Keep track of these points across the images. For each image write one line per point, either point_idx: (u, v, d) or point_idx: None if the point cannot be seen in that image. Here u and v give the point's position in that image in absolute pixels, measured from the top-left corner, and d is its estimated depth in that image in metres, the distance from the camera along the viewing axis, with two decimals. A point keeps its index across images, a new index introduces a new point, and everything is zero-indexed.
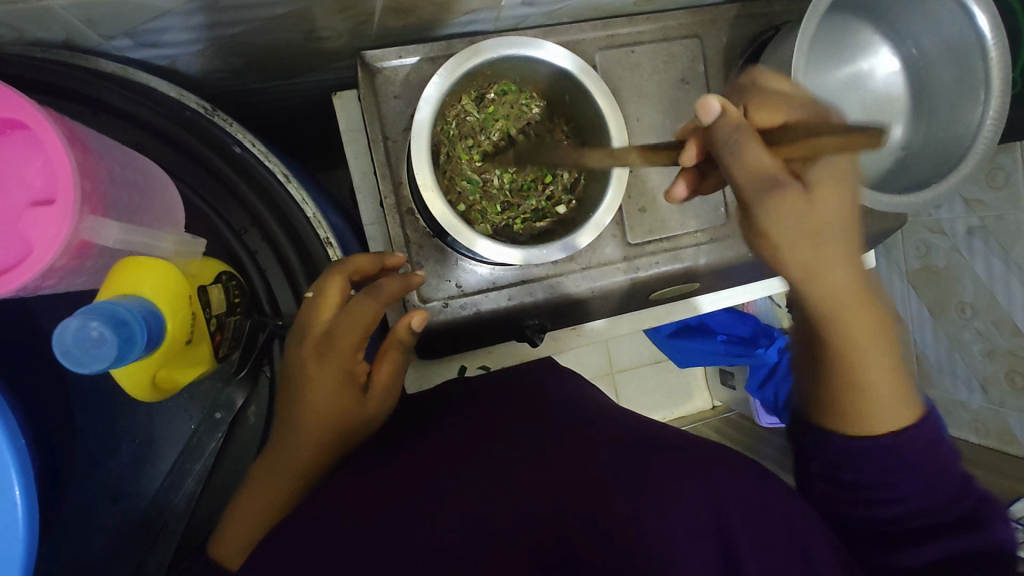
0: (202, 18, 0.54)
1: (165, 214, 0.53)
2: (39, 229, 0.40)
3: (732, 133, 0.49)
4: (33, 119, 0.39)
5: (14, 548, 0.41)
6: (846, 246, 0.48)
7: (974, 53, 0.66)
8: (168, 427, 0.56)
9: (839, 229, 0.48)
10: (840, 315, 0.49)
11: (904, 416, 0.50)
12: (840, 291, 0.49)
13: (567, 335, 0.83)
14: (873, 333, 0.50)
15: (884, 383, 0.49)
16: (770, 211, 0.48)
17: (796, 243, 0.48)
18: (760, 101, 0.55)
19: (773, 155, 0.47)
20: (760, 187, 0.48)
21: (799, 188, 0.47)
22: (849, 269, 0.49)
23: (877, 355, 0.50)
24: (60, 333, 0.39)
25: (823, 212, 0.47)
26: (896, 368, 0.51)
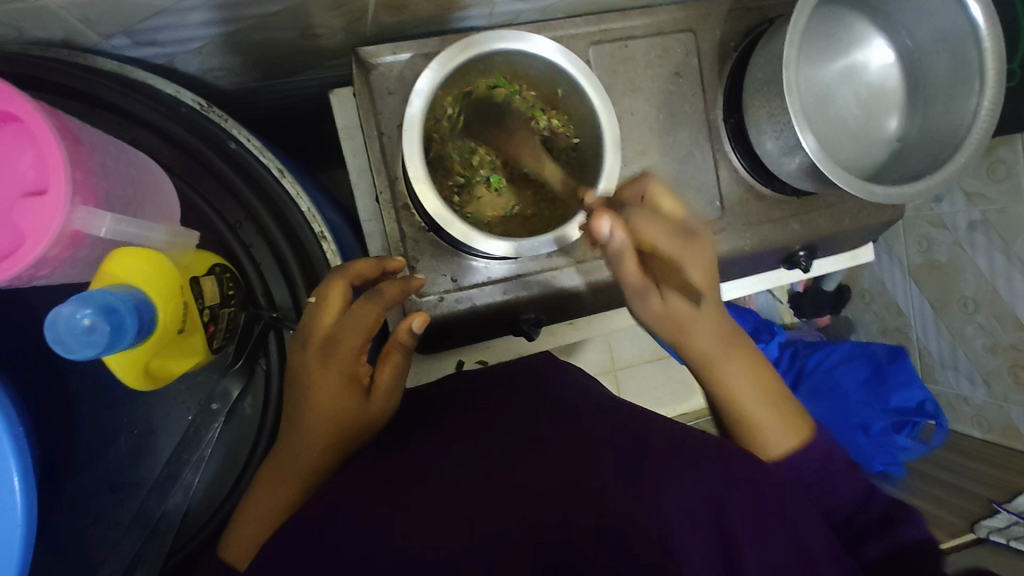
0: (197, 16, 0.54)
1: (160, 207, 0.54)
2: (32, 219, 0.41)
3: (613, 256, 0.56)
4: (26, 111, 0.40)
5: (13, 535, 0.42)
6: (708, 325, 0.59)
7: (969, 42, 0.66)
8: (166, 418, 0.57)
9: (703, 314, 0.59)
10: (719, 373, 0.59)
11: (795, 435, 0.58)
12: (706, 352, 0.59)
13: (564, 329, 0.84)
14: (738, 375, 0.59)
15: (766, 413, 0.58)
16: (648, 313, 0.59)
17: (662, 326, 0.59)
18: (638, 214, 0.57)
19: (642, 272, 0.57)
20: (633, 294, 0.58)
21: (659, 296, 0.58)
22: (707, 329, 0.59)
23: (753, 392, 0.59)
24: (52, 321, 0.40)
25: (677, 309, 0.58)
26: (778, 396, 0.59)
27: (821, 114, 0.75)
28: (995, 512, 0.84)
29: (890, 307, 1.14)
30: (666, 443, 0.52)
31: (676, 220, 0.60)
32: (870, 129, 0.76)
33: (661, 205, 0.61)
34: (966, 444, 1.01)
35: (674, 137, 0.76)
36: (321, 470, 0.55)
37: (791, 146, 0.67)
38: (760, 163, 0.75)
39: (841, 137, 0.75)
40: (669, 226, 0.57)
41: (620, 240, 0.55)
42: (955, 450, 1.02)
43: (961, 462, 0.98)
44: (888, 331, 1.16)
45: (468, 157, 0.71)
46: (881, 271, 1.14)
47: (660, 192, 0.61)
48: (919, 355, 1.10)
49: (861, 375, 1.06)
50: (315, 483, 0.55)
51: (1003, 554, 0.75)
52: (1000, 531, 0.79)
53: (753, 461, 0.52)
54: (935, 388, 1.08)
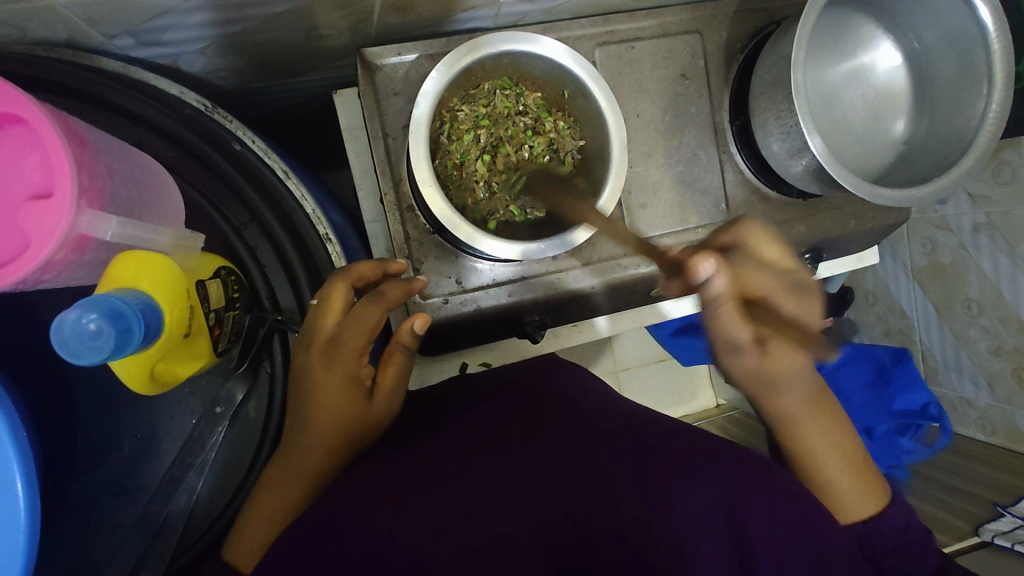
0: (201, 17, 0.54)
1: (165, 208, 0.53)
2: (37, 222, 0.40)
3: (706, 298, 0.57)
4: (31, 114, 0.40)
5: (16, 539, 0.41)
6: (795, 385, 0.59)
7: (977, 44, 0.65)
8: (169, 421, 0.57)
9: (793, 374, 0.60)
10: (799, 431, 0.59)
11: (875, 504, 0.56)
12: (791, 410, 0.59)
13: (569, 332, 0.83)
14: (823, 438, 0.58)
15: (846, 477, 0.57)
16: (739, 366, 0.61)
17: (750, 380, 0.61)
18: (742, 263, 0.63)
19: (744, 325, 0.59)
20: (729, 346, 0.60)
21: (756, 353, 0.59)
22: (794, 388, 0.59)
23: (839, 459, 0.57)
24: (58, 326, 0.40)
25: (774, 366, 0.59)
26: (860, 465, 0.58)
27: (828, 116, 0.75)
28: (999, 514, 0.84)
29: (893, 310, 1.14)
30: (674, 447, 0.51)
31: (786, 272, 0.64)
32: (876, 131, 0.75)
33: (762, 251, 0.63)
34: (969, 447, 1.01)
35: (680, 139, 0.75)
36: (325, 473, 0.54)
37: (798, 148, 0.67)
38: (765, 165, 0.74)
39: (847, 139, 0.75)
40: (780, 276, 0.63)
41: (720, 286, 0.56)
42: (958, 453, 1.02)
43: (965, 466, 0.98)
44: (892, 333, 1.15)
45: (464, 166, 0.69)
46: (885, 273, 1.14)
47: (760, 239, 0.63)
48: (923, 358, 1.09)
49: (863, 377, 1.06)
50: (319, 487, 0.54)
51: (1007, 558, 0.75)
52: (1005, 534, 0.79)
53: (762, 464, 0.51)
54: (938, 391, 1.08)
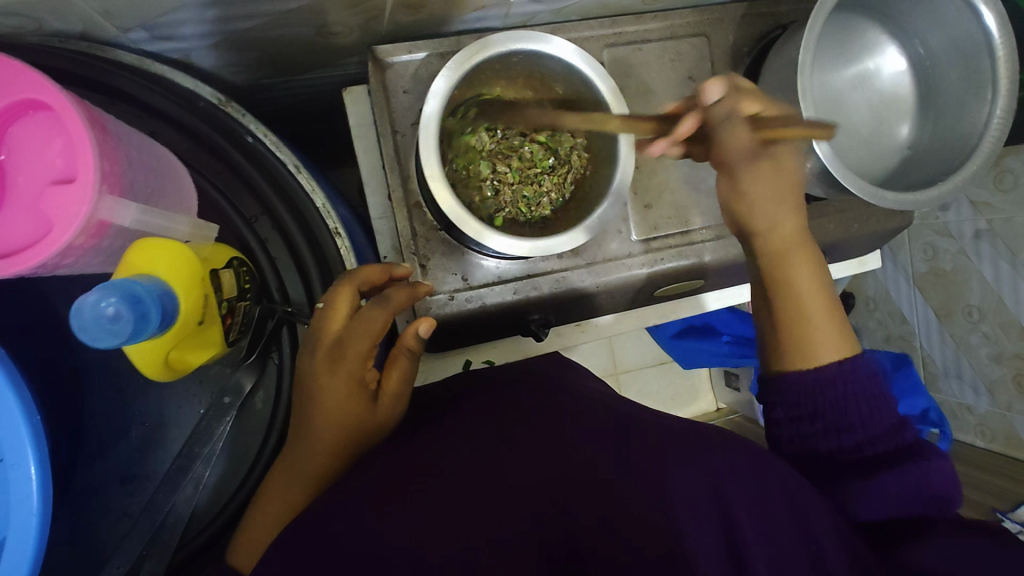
0: (215, 12, 0.55)
1: (180, 198, 0.54)
2: (57, 207, 0.41)
3: (721, 118, 0.62)
4: (57, 101, 0.41)
5: (28, 522, 0.42)
6: (790, 211, 0.63)
7: (981, 51, 0.66)
8: (177, 411, 0.57)
9: (786, 194, 0.63)
10: (787, 254, 0.62)
11: (844, 348, 0.60)
12: (785, 236, 0.63)
13: (572, 331, 0.84)
14: (808, 274, 0.62)
15: (824, 316, 0.61)
16: (752, 175, 0.62)
17: (759, 198, 0.63)
18: (745, 88, 0.63)
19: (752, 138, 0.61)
20: (739, 160, 0.63)
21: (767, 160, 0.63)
22: (792, 216, 0.63)
23: (815, 295, 0.61)
24: (78, 309, 0.41)
25: (778, 176, 0.63)
26: (836, 313, 0.61)
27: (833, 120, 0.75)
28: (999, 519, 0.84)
29: (894, 316, 1.14)
30: (678, 443, 0.52)
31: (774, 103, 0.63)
32: (880, 136, 0.76)
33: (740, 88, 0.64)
34: (968, 454, 1.01)
35: None
36: (327, 475, 0.54)
37: None
38: None
39: (852, 143, 0.76)
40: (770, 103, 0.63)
41: (720, 94, 0.62)
42: (958, 459, 1.02)
43: (965, 472, 0.98)
44: (892, 339, 1.16)
45: (467, 164, 0.71)
46: (886, 279, 1.14)
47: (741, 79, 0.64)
48: (923, 364, 1.10)
49: None
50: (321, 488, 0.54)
51: None
52: None
53: (770, 466, 0.51)
54: (938, 397, 1.08)
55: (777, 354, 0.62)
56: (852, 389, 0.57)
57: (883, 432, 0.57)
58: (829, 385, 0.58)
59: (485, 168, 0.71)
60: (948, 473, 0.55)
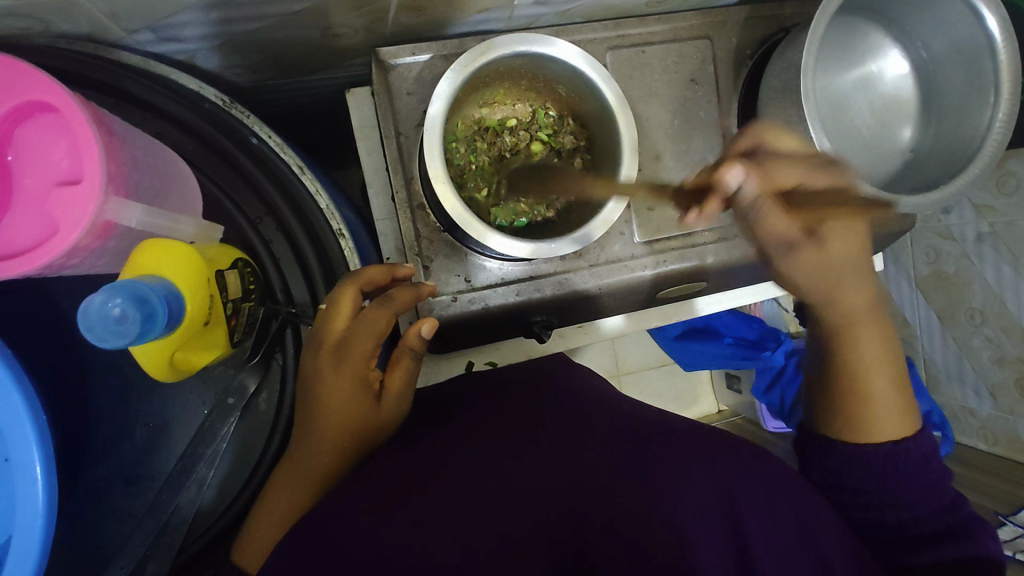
0: (220, 13, 0.55)
1: (184, 200, 0.54)
2: (63, 208, 0.41)
3: (748, 204, 0.61)
4: (64, 103, 0.41)
5: (34, 522, 0.42)
6: (856, 279, 0.61)
7: (984, 55, 0.66)
8: (181, 411, 0.58)
9: (851, 262, 0.61)
10: (854, 324, 0.60)
11: (904, 429, 0.57)
12: (851, 311, 0.60)
13: (575, 333, 0.83)
14: (872, 349, 0.59)
15: (889, 401, 0.57)
16: (795, 266, 0.61)
17: (812, 283, 0.60)
18: (775, 162, 0.62)
19: (790, 220, 0.61)
20: (781, 252, 0.61)
21: (812, 245, 0.60)
22: (857, 294, 0.61)
23: (879, 374, 0.58)
24: (84, 310, 0.41)
25: (835, 257, 0.60)
26: (898, 388, 0.58)
27: (836, 123, 0.76)
28: (1000, 523, 0.85)
29: (895, 318, 1.14)
30: (680, 445, 0.52)
31: (809, 155, 0.63)
32: (883, 139, 0.76)
33: (775, 144, 0.64)
34: (971, 457, 1.01)
35: (689, 142, 0.76)
36: (333, 473, 0.54)
37: None
38: None
39: (855, 146, 0.76)
40: (810, 161, 0.63)
41: (752, 189, 0.60)
42: (960, 462, 1.02)
43: (968, 475, 0.98)
44: None
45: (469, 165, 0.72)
46: (888, 281, 1.14)
47: (772, 133, 0.64)
48: (924, 366, 1.09)
49: None
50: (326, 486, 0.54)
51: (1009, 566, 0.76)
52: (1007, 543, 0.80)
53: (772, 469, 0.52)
54: (940, 400, 1.08)
55: (825, 430, 0.59)
56: (905, 463, 0.56)
57: (930, 509, 0.55)
58: (880, 460, 0.56)
59: (487, 168, 0.72)
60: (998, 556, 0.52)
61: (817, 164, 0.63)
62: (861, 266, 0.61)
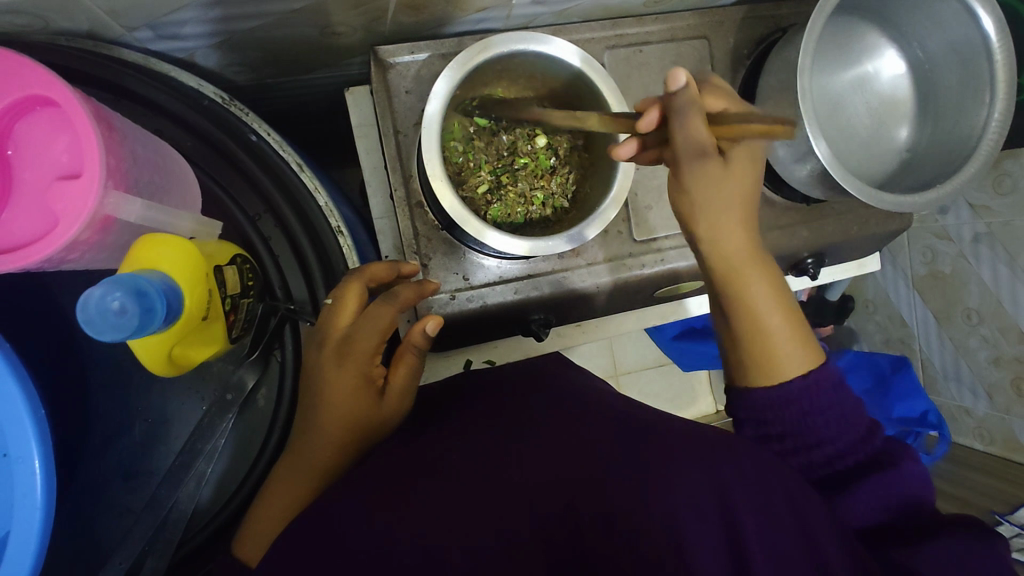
0: (220, 11, 0.55)
1: (184, 197, 0.54)
2: (63, 202, 0.41)
3: (682, 108, 0.54)
4: (64, 98, 0.41)
5: (32, 517, 0.42)
6: (743, 217, 0.59)
7: (980, 55, 0.67)
8: (179, 408, 0.58)
9: (742, 199, 0.58)
10: (735, 266, 0.59)
11: (808, 359, 0.58)
12: (739, 252, 0.59)
13: (572, 332, 0.84)
14: (761, 284, 0.59)
15: (784, 334, 0.58)
16: (696, 173, 0.56)
17: (706, 207, 0.57)
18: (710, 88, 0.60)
19: (709, 130, 0.54)
20: (685, 157, 0.55)
21: (719, 161, 0.56)
22: (742, 235, 0.59)
23: (771, 307, 0.59)
24: (84, 303, 0.41)
25: (731, 180, 0.57)
26: (794, 320, 0.60)
27: (833, 123, 0.76)
28: (998, 523, 0.85)
29: (892, 318, 1.15)
30: (677, 442, 0.52)
31: (736, 97, 0.61)
32: (880, 139, 0.76)
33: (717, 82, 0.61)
34: (968, 457, 1.01)
35: None
36: (333, 469, 0.55)
37: (802, 153, 0.67)
38: (769, 169, 0.75)
39: (851, 146, 0.76)
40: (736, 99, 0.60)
41: (694, 92, 0.54)
42: (958, 462, 1.02)
43: (965, 475, 0.98)
44: (891, 342, 1.16)
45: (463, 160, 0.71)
46: (885, 282, 1.15)
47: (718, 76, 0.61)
48: (921, 366, 1.10)
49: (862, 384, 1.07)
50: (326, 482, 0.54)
51: None
52: None
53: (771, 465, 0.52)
54: (937, 400, 1.08)
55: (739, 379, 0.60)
56: (824, 398, 0.57)
57: (851, 443, 0.56)
58: (787, 397, 0.57)
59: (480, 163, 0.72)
60: (915, 478, 0.55)
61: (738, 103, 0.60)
62: (750, 205, 0.59)
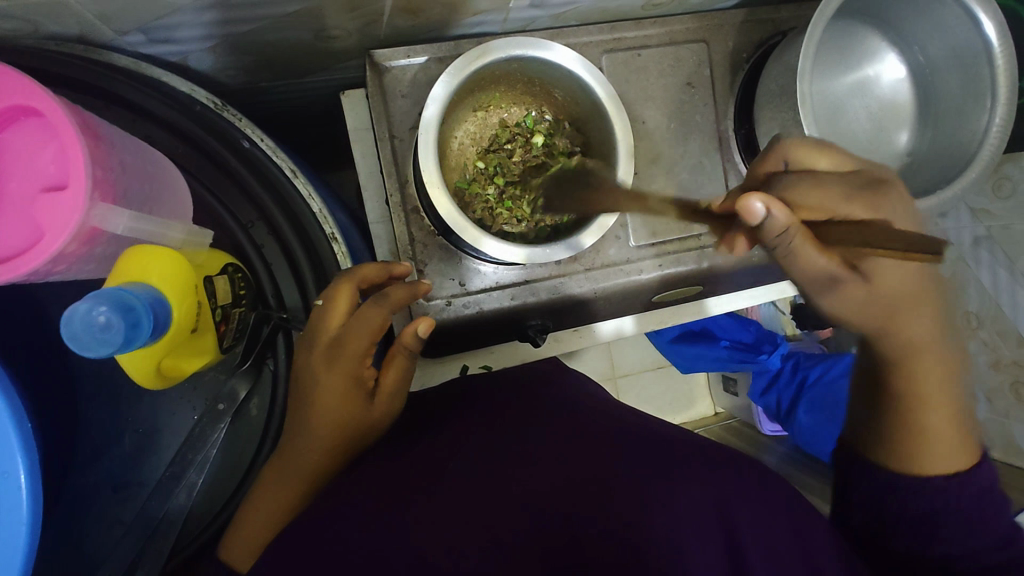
0: (213, 15, 0.54)
1: (173, 205, 0.53)
2: (49, 214, 0.41)
3: (781, 240, 0.46)
4: (48, 107, 0.40)
5: (18, 531, 0.41)
6: (918, 308, 0.52)
7: (981, 59, 0.66)
8: (172, 417, 0.57)
9: (907, 300, 0.51)
10: (908, 355, 0.52)
11: (963, 460, 0.51)
12: (914, 342, 0.52)
13: (571, 337, 0.80)
14: (936, 374, 0.52)
15: (947, 435, 0.51)
16: (839, 302, 0.51)
17: (868, 313, 0.51)
18: (795, 183, 0.53)
19: (828, 257, 0.47)
20: (820, 286, 0.49)
21: (861, 282, 0.50)
22: (917, 321, 0.52)
23: (937, 401, 0.52)
24: (68, 318, 0.40)
25: (888, 293, 0.50)
26: (959, 412, 0.53)
27: (832, 127, 0.75)
28: None
29: None
30: (675, 455, 0.52)
31: (849, 174, 0.54)
32: (880, 143, 0.76)
33: (814, 165, 0.56)
34: None
35: (685, 145, 0.76)
36: (324, 473, 0.54)
37: None
38: None
39: (851, 151, 0.76)
40: (842, 179, 0.53)
41: (783, 218, 0.45)
42: None
43: None
44: None
45: (467, 172, 0.72)
46: None
47: (810, 153, 0.56)
48: None
49: None
50: (317, 486, 0.54)
51: None
52: None
53: (761, 477, 0.52)
54: None
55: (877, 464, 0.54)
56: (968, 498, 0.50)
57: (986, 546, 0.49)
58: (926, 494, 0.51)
59: (482, 177, 0.73)
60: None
61: (853, 184, 0.53)
62: (933, 293, 0.53)
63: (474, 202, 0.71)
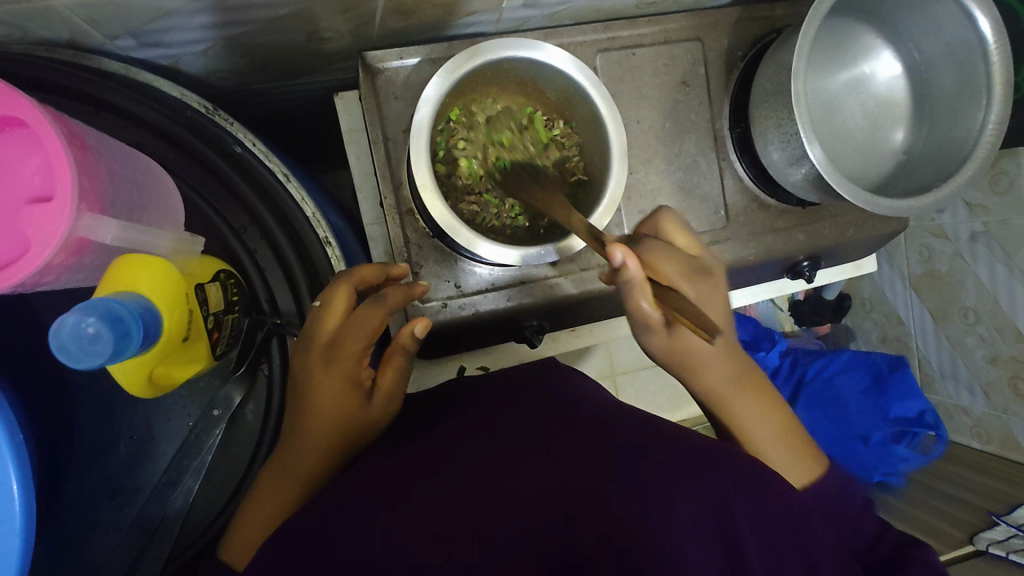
0: (204, 18, 0.54)
1: (163, 213, 0.53)
2: (35, 225, 0.41)
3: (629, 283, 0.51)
4: (33, 117, 0.40)
5: (11, 542, 0.41)
6: (720, 359, 0.57)
7: (976, 55, 0.66)
8: (166, 423, 0.57)
9: (716, 352, 0.57)
10: (727, 403, 0.57)
11: (807, 471, 0.57)
12: (715, 390, 0.58)
13: (566, 336, 0.83)
14: (752, 412, 0.58)
15: (780, 451, 0.57)
16: (656, 346, 0.56)
17: (673, 362, 0.57)
18: (655, 246, 0.56)
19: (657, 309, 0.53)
20: (642, 329, 0.56)
21: (668, 333, 0.55)
22: (720, 372, 0.57)
23: (766, 431, 0.57)
24: (57, 330, 0.40)
25: (693, 348, 0.56)
26: (793, 435, 0.58)
27: (827, 124, 0.75)
28: (994, 524, 0.82)
29: (890, 317, 1.14)
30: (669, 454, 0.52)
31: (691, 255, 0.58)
32: (875, 141, 0.76)
33: (673, 240, 0.61)
34: (964, 455, 1.01)
35: (680, 144, 0.75)
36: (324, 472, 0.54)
37: (797, 156, 0.67)
38: (763, 172, 0.75)
39: (847, 148, 0.75)
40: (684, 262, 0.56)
41: (635, 269, 0.51)
42: (954, 459, 1.01)
43: (960, 473, 0.97)
44: (888, 340, 1.16)
45: (453, 163, 0.69)
46: (882, 281, 1.14)
47: (673, 227, 0.62)
48: (919, 365, 1.09)
49: (860, 384, 1.07)
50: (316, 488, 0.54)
51: (1002, 567, 0.74)
52: (999, 543, 0.77)
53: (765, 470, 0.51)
54: (935, 399, 1.08)
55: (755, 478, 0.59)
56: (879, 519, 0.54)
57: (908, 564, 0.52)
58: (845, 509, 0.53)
59: (470, 167, 0.69)
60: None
61: (687, 265, 0.57)
62: (736, 352, 0.59)
63: (458, 194, 0.69)
